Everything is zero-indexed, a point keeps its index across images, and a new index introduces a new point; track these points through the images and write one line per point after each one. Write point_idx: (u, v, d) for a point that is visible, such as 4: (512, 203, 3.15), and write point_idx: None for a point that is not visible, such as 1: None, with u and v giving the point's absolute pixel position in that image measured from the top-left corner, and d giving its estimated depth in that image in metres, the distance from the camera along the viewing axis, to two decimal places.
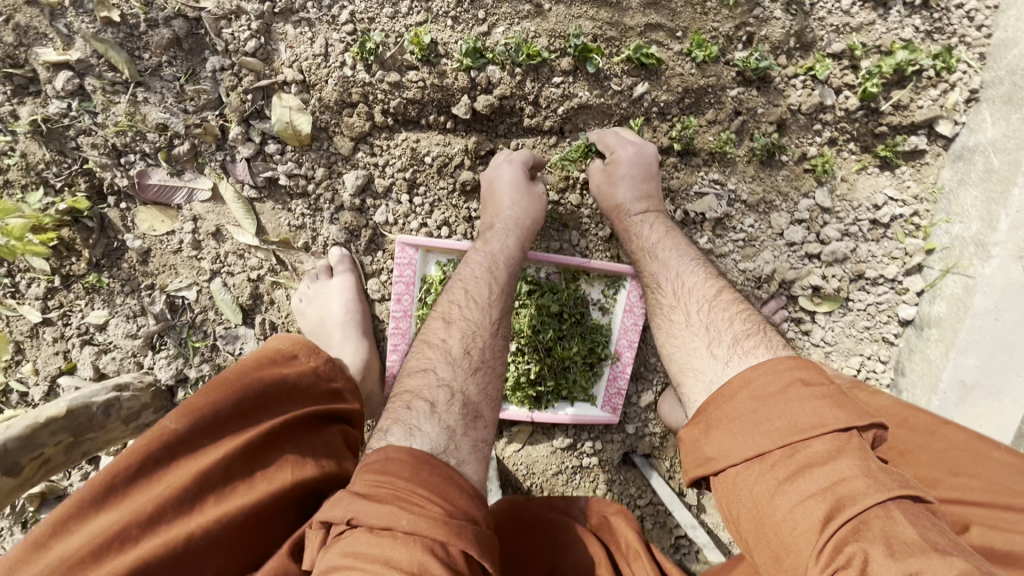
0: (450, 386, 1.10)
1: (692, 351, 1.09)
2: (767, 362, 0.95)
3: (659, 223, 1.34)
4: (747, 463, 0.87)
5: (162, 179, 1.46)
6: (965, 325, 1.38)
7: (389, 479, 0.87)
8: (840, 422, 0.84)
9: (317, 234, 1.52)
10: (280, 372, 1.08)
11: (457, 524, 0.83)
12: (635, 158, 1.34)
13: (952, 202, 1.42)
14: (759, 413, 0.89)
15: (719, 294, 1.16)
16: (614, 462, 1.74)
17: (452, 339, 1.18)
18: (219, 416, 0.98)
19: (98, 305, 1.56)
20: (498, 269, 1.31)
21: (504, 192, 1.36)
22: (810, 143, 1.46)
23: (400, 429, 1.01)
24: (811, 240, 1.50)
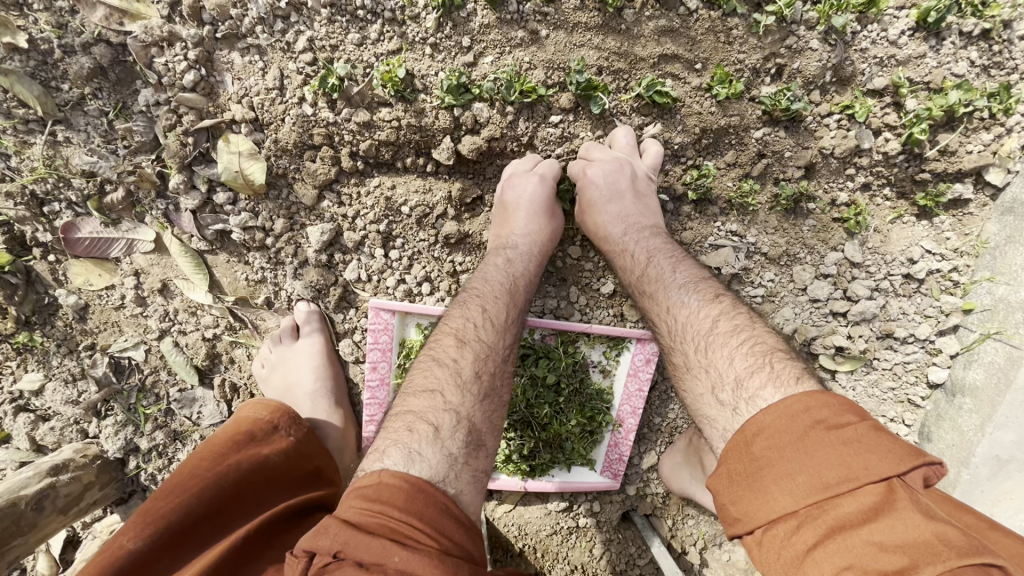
0: (458, 411, 0.95)
1: (700, 398, 0.95)
2: (781, 399, 0.81)
3: (642, 242, 1.16)
4: (773, 521, 0.73)
5: (94, 230, 1.25)
6: (1005, 399, 1.23)
7: (381, 511, 0.77)
8: (875, 472, 0.69)
9: (279, 289, 1.33)
10: (248, 457, 1.04)
11: (453, 562, 0.74)
12: (602, 176, 1.16)
13: (997, 259, 1.26)
14: (782, 464, 0.75)
15: (716, 327, 0.98)
16: (612, 522, 1.60)
17: (463, 359, 1.02)
18: (178, 525, 0.93)
19: (31, 367, 1.35)
20: (511, 288, 1.15)
21: (522, 210, 1.18)
22: (841, 189, 1.29)
23: (391, 452, 0.88)
24: (836, 296, 1.34)
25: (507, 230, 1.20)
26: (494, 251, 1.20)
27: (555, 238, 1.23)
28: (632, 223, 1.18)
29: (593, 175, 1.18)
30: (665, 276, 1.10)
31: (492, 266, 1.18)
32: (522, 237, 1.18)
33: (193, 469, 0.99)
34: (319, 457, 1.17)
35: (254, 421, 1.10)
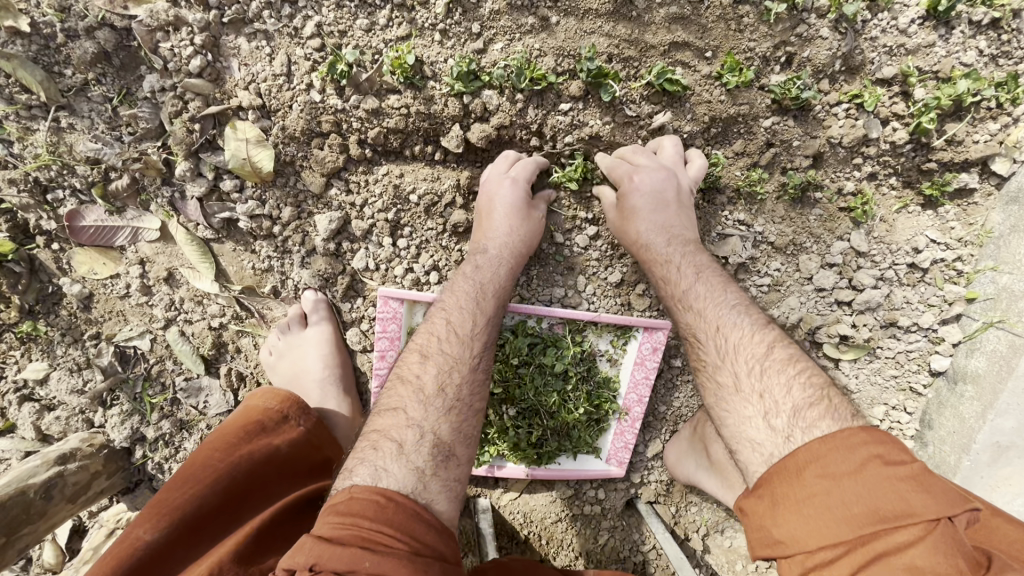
0: (421, 425, 0.94)
1: (743, 421, 0.92)
2: (839, 431, 0.80)
3: (688, 257, 1.14)
4: (821, 548, 0.73)
5: (99, 219, 1.24)
6: (1007, 387, 1.25)
7: (353, 521, 0.77)
8: (927, 510, 0.69)
9: (286, 278, 1.32)
10: (256, 447, 1.03)
11: (425, 563, 0.76)
12: (648, 187, 1.14)
13: (1001, 248, 1.27)
14: (832, 496, 0.74)
15: (771, 353, 0.96)
16: (617, 509, 1.62)
17: (427, 374, 1.01)
18: (191, 519, 0.94)
19: (36, 356, 1.35)
20: (488, 297, 1.14)
21: (499, 216, 1.18)
22: (847, 178, 1.30)
23: (358, 470, 0.88)
24: (842, 286, 1.35)
25: (481, 239, 1.20)
26: (468, 261, 1.20)
27: (535, 244, 1.22)
28: (675, 235, 1.17)
29: (638, 182, 1.16)
30: (712, 293, 1.07)
31: (466, 276, 1.17)
32: (500, 239, 1.18)
33: (204, 460, 0.98)
34: (327, 444, 1.16)
35: (260, 411, 1.08)
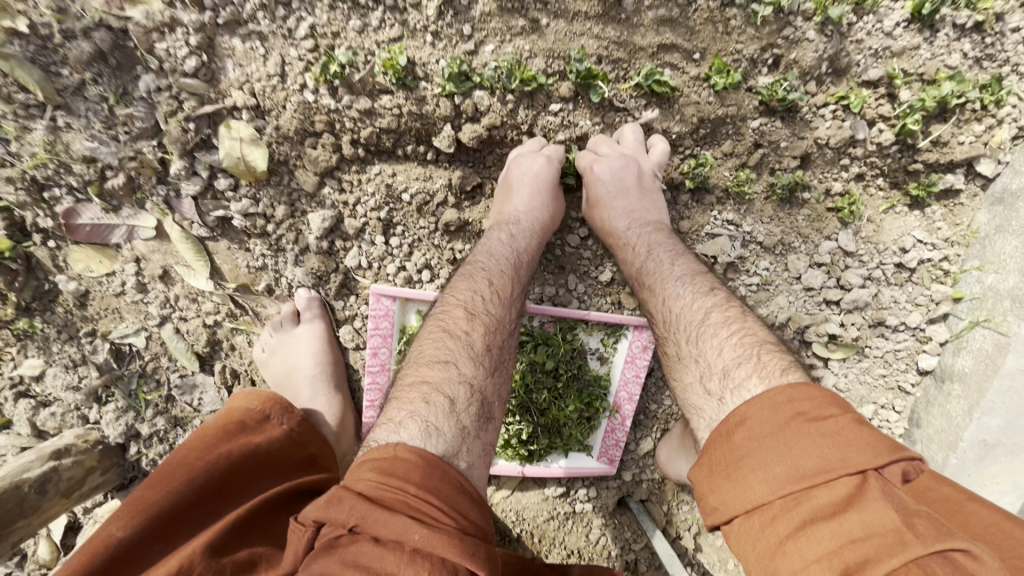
0: (470, 383, 0.98)
1: (688, 389, 0.98)
2: (766, 391, 0.83)
3: (648, 241, 1.20)
4: (751, 511, 0.74)
5: (95, 217, 1.25)
6: (993, 385, 1.27)
7: (395, 484, 0.77)
8: (853, 464, 0.71)
9: (281, 276, 1.34)
10: (236, 446, 1.05)
11: (472, 543, 0.75)
12: (613, 173, 1.19)
13: (986, 248, 1.29)
14: (762, 457, 0.76)
15: (707, 318, 1.01)
16: (608, 508, 1.63)
17: (473, 333, 1.04)
18: (166, 514, 0.93)
19: (32, 353, 1.37)
20: (518, 262, 1.19)
21: (521, 194, 1.20)
22: (835, 179, 1.31)
23: (407, 422, 0.89)
24: (830, 286, 1.36)
25: (508, 210, 1.23)
26: (493, 230, 1.22)
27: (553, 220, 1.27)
28: (637, 219, 1.24)
29: (600, 171, 1.22)
30: (669, 270, 1.13)
31: (492, 245, 1.20)
32: (525, 215, 1.21)
33: (181, 460, 0.99)
34: (310, 442, 1.18)
35: (239, 412, 1.11)
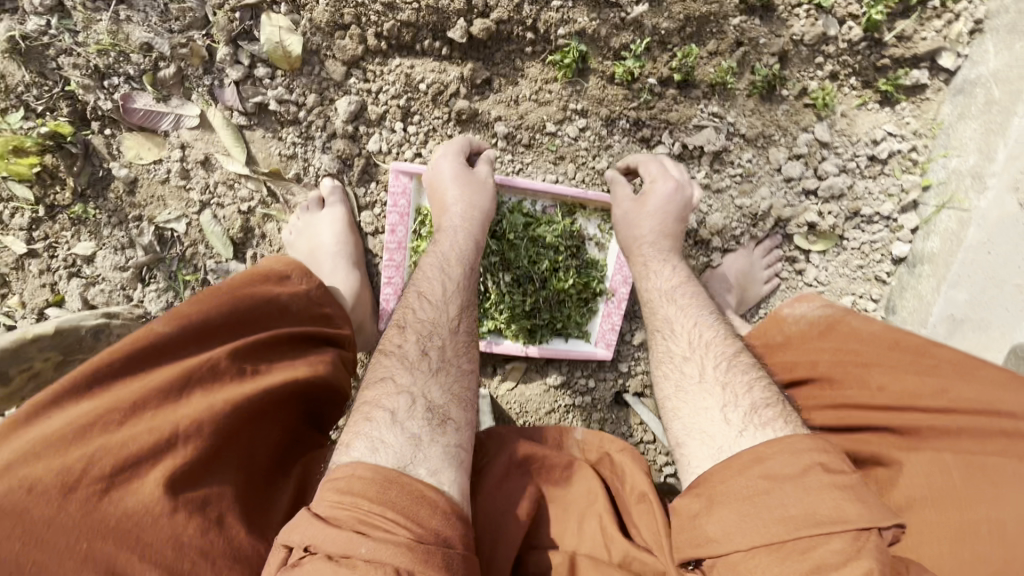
0: (411, 391, 0.99)
1: (701, 412, 1.03)
2: (786, 435, 0.90)
3: (664, 258, 1.31)
4: (750, 551, 0.80)
5: (148, 104, 1.41)
6: (958, 257, 1.39)
7: (351, 501, 0.79)
8: (862, 518, 0.78)
9: (309, 164, 1.48)
10: (265, 293, 1.10)
11: (426, 551, 0.76)
12: (672, 194, 1.31)
13: (950, 136, 1.41)
14: (771, 495, 0.83)
15: (734, 360, 1.11)
16: (605, 402, 1.75)
17: (408, 344, 1.07)
18: (205, 325, 0.99)
19: (85, 237, 1.53)
20: (461, 262, 1.23)
21: (448, 187, 1.30)
22: (811, 77, 1.44)
23: (356, 443, 0.89)
24: (808, 176, 1.49)
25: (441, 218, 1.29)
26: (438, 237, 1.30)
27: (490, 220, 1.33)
28: (671, 240, 1.32)
29: (660, 187, 1.33)
30: (685, 306, 1.23)
31: (436, 246, 1.27)
32: (458, 209, 1.28)
33: (216, 291, 1.05)
34: (331, 304, 1.22)
35: (269, 267, 1.16)
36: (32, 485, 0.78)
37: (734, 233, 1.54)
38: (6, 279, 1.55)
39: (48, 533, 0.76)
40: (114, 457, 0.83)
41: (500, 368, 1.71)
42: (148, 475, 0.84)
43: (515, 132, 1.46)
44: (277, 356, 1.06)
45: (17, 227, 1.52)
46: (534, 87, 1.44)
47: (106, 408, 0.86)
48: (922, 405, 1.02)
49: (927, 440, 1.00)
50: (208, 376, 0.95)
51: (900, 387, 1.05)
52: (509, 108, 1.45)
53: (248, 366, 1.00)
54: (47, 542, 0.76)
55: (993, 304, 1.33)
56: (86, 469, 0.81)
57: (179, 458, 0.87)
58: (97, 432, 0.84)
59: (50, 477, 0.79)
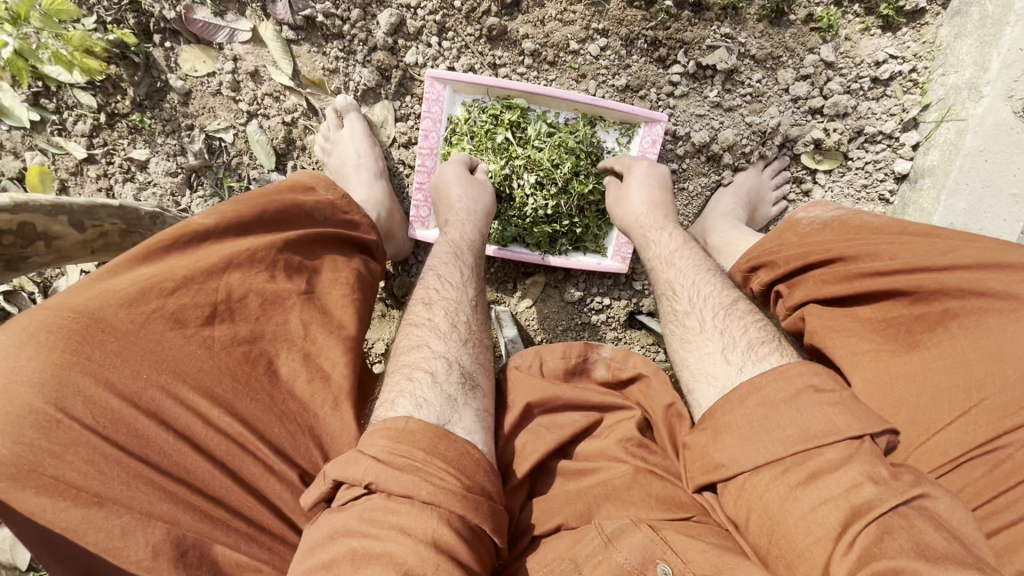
0: (446, 356, 1.08)
1: (704, 359, 1.07)
2: (785, 364, 0.94)
3: (669, 231, 1.37)
4: (757, 469, 0.85)
5: (206, 17, 1.55)
6: (956, 166, 1.48)
7: (405, 449, 0.85)
8: (852, 429, 0.82)
9: (349, 78, 1.62)
10: (297, 202, 1.17)
11: (476, 501, 0.84)
12: (649, 170, 1.47)
13: (948, 56, 1.51)
14: (770, 420, 0.87)
15: (733, 304, 1.15)
16: (620, 321, 1.82)
17: (436, 316, 1.16)
18: (244, 219, 1.07)
19: (140, 144, 1.65)
20: (472, 252, 1.36)
21: (453, 188, 1.44)
22: (817, 4, 1.54)
23: (400, 400, 0.96)
24: (814, 96, 1.59)
25: (448, 209, 1.42)
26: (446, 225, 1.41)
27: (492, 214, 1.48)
28: (663, 209, 1.41)
29: (639, 168, 1.48)
30: (685, 267, 1.28)
31: (447, 236, 1.38)
32: (462, 200, 1.41)
33: (251, 198, 1.13)
34: (357, 215, 1.29)
35: (296, 184, 1.24)
36: (98, 326, 0.87)
37: (744, 150, 1.64)
38: (65, 184, 1.67)
39: (116, 362, 0.86)
40: (169, 313, 0.92)
41: (521, 284, 1.79)
42: (197, 332, 0.94)
43: (541, 50, 1.59)
44: (310, 252, 1.13)
45: (78, 134, 1.63)
46: (560, 7, 1.55)
47: (162, 276, 0.95)
48: (930, 266, 1.04)
49: (939, 300, 1.01)
50: (247, 262, 1.02)
51: (908, 254, 1.08)
52: (535, 28, 1.57)
53: (285, 258, 1.07)
54: (118, 367, 0.86)
55: (991, 215, 1.47)
56: (144, 323, 0.90)
57: (221, 327, 0.96)
58: (153, 296, 0.92)
59: (118, 320, 0.89)
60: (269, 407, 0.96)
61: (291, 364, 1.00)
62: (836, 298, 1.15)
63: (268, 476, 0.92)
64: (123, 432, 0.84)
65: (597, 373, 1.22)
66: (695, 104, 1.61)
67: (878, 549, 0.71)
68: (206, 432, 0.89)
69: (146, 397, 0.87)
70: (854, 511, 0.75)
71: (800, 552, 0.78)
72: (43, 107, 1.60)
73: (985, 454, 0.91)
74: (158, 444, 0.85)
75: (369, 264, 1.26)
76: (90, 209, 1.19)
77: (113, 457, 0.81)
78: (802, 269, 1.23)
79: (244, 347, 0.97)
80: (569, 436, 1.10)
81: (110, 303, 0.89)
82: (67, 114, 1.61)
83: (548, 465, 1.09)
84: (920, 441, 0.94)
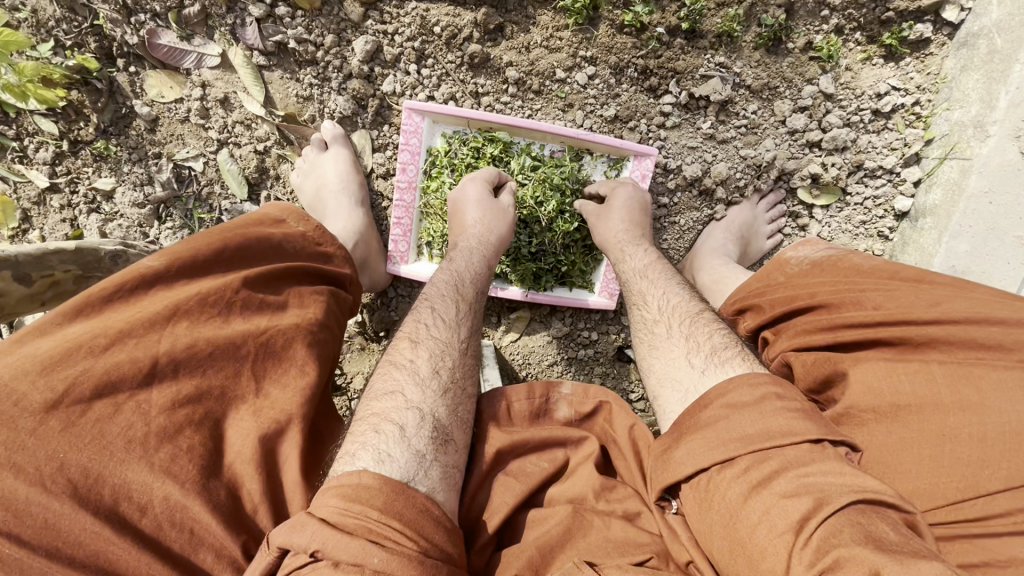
0: (421, 407, 1.00)
1: (670, 363, 1.05)
2: (748, 371, 0.93)
3: (631, 252, 1.31)
4: (722, 466, 0.81)
5: (172, 41, 1.47)
6: (959, 207, 1.42)
7: (357, 510, 0.80)
8: (812, 433, 0.79)
9: (324, 106, 1.54)
10: (265, 234, 1.12)
11: (434, 565, 0.79)
12: (631, 193, 1.38)
13: (954, 89, 1.43)
14: (730, 421, 0.85)
15: (701, 314, 1.13)
16: (608, 356, 1.76)
17: (420, 359, 1.07)
18: (196, 261, 1.02)
19: (105, 173, 1.57)
20: (475, 284, 1.27)
21: (470, 209, 1.35)
22: (817, 31, 1.46)
23: (361, 454, 0.90)
24: (812, 128, 1.52)
25: (461, 233, 1.34)
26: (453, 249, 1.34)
27: (506, 244, 1.38)
28: (642, 232, 1.35)
29: (623, 189, 1.39)
30: (658, 279, 1.24)
31: (453, 264, 1.30)
32: (477, 226, 1.32)
33: (214, 232, 1.07)
34: (332, 246, 1.21)
35: (264, 215, 1.18)
36: (19, 400, 0.83)
37: (738, 184, 1.57)
38: (28, 213, 1.59)
39: (31, 442, 0.81)
40: (96, 378, 0.87)
41: (505, 317, 1.73)
42: (129, 398, 0.88)
43: (526, 78, 1.51)
44: (277, 289, 1.08)
45: (40, 161, 1.55)
46: (546, 33, 1.47)
47: (94, 334, 0.90)
48: (914, 320, 0.95)
49: (923, 352, 0.93)
50: (195, 309, 0.98)
51: (895, 304, 1.00)
52: (519, 54, 1.49)
53: (245, 298, 1.02)
54: (32, 448, 0.81)
55: (994, 257, 1.39)
56: (66, 393, 0.85)
57: (158, 389, 0.91)
58: (80, 359, 0.88)
59: (36, 392, 0.84)
60: (210, 471, 0.90)
61: (237, 422, 0.95)
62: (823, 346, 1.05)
63: (204, 547, 0.87)
64: (30, 524, 0.78)
65: (560, 412, 1.10)
66: (688, 136, 1.54)
67: (836, 540, 0.67)
68: (133, 508, 0.84)
69: (62, 477, 0.81)
70: (815, 505, 0.71)
71: (761, 549, 0.73)
72: (3, 134, 1.52)
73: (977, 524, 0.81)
74: (73, 530, 0.79)
75: (340, 298, 1.20)
76: (38, 259, 1.12)
77: (16, 555, 0.76)
78: (787, 315, 1.15)
79: (185, 409, 0.91)
80: (538, 485, 1.01)
81: (27, 372, 0.84)
82: (28, 141, 1.53)
83: (517, 519, 1.00)
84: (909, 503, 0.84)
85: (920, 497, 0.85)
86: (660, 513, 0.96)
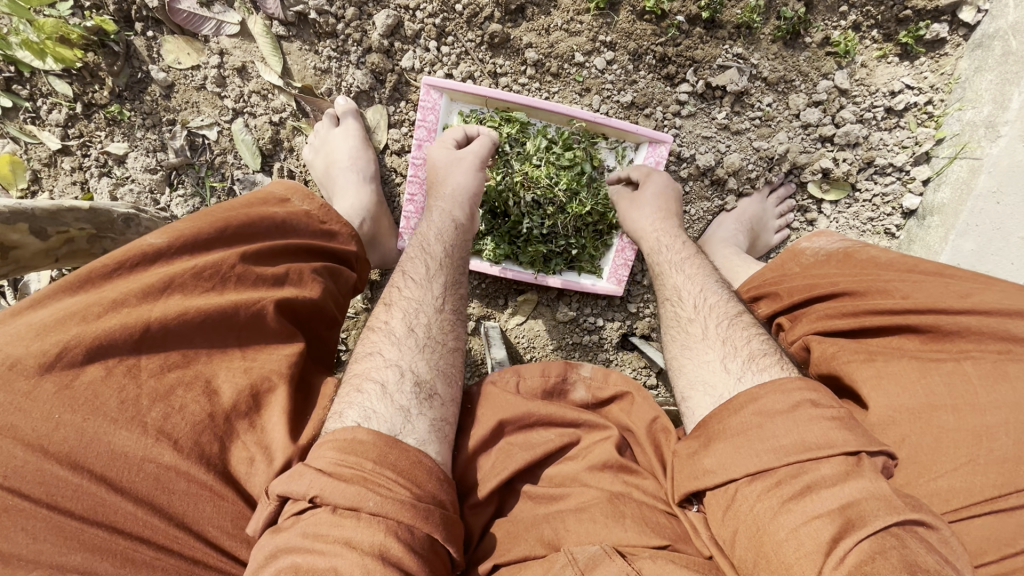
0: (399, 364, 0.99)
1: (703, 365, 1.00)
2: (775, 377, 0.89)
3: (676, 244, 1.28)
4: (750, 479, 0.80)
5: (192, 7, 1.47)
6: (966, 208, 1.44)
7: (352, 461, 0.80)
8: (849, 445, 0.78)
9: (341, 80, 1.56)
10: (267, 212, 1.08)
11: (426, 509, 0.79)
12: (662, 185, 1.38)
13: (966, 90, 1.46)
14: (764, 429, 0.82)
15: (740, 316, 1.09)
16: (613, 342, 1.76)
17: (394, 320, 1.07)
18: (204, 235, 0.98)
19: (118, 138, 1.55)
20: (444, 241, 1.23)
21: (446, 168, 1.32)
22: (834, 26, 1.47)
23: (349, 412, 0.91)
24: (825, 123, 1.53)
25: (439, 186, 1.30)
26: (432, 207, 1.30)
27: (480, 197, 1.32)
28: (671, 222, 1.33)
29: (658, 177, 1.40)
30: (695, 273, 1.20)
31: (427, 223, 1.27)
32: (456, 185, 1.29)
33: (212, 212, 1.03)
34: (337, 223, 1.19)
35: (269, 195, 1.16)
36: (14, 363, 0.78)
37: (750, 175, 1.58)
38: (37, 174, 1.57)
39: (26, 403, 0.77)
40: (87, 344, 0.82)
41: (512, 299, 1.74)
42: (120, 362, 0.84)
43: (544, 60, 1.52)
44: (276, 264, 1.04)
45: (53, 123, 1.53)
46: (567, 16, 1.48)
47: (87, 304, 0.86)
48: (942, 309, 0.96)
49: (950, 341, 0.94)
50: (190, 282, 0.93)
51: (923, 294, 1.00)
52: (540, 36, 1.50)
53: (241, 273, 0.98)
54: (27, 410, 0.76)
55: (998, 258, 1.40)
56: (59, 357, 0.80)
57: (150, 355, 0.86)
58: (75, 324, 0.83)
59: (29, 356, 0.79)
60: (205, 427, 0.86)
61: (231, 379, 0.91)
62: (840, 330, 1.07)
63: (205, 501, 0.83)
64: (27, 480, 0.74)
65: (576, 393, 1.10)
66: (702, 125, 1.55)
67: (872, 568, 0.65)
68: (126, 468, 0.79)
69: (57, 437, 0.77)
70: (848, 525, 0.70)
71: (789, 565, 0.72)
72: (17, 94, 1.51)
73: (996, 510, 0.82)
74: (68, 487, 0.75)
75: (339, 276, 1.17)
76: (53, 216, 1.11)
77: (16, 507, 0.72)
78: (805, 302, 1.17)
79: (175, 372, 0.87)
80: (541, 456, 1.00)
81: (22, 338, 0.80)
82: (41, 101, 1.52)
83: (515, 486, 1.01)
84: (920, 483, 0.86)
85: (945, 491, 0.84)
86: (684, 513, 0.93)
